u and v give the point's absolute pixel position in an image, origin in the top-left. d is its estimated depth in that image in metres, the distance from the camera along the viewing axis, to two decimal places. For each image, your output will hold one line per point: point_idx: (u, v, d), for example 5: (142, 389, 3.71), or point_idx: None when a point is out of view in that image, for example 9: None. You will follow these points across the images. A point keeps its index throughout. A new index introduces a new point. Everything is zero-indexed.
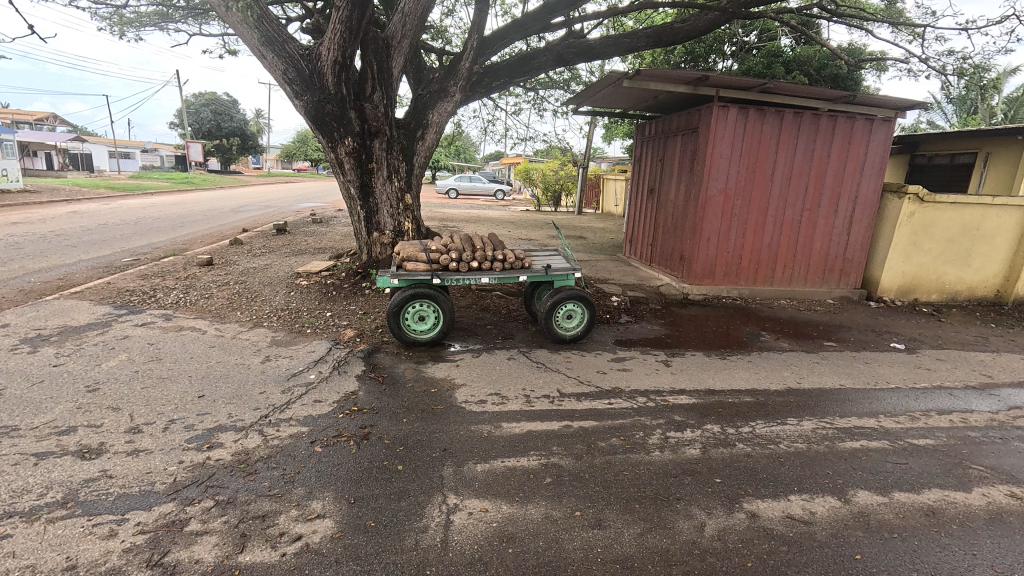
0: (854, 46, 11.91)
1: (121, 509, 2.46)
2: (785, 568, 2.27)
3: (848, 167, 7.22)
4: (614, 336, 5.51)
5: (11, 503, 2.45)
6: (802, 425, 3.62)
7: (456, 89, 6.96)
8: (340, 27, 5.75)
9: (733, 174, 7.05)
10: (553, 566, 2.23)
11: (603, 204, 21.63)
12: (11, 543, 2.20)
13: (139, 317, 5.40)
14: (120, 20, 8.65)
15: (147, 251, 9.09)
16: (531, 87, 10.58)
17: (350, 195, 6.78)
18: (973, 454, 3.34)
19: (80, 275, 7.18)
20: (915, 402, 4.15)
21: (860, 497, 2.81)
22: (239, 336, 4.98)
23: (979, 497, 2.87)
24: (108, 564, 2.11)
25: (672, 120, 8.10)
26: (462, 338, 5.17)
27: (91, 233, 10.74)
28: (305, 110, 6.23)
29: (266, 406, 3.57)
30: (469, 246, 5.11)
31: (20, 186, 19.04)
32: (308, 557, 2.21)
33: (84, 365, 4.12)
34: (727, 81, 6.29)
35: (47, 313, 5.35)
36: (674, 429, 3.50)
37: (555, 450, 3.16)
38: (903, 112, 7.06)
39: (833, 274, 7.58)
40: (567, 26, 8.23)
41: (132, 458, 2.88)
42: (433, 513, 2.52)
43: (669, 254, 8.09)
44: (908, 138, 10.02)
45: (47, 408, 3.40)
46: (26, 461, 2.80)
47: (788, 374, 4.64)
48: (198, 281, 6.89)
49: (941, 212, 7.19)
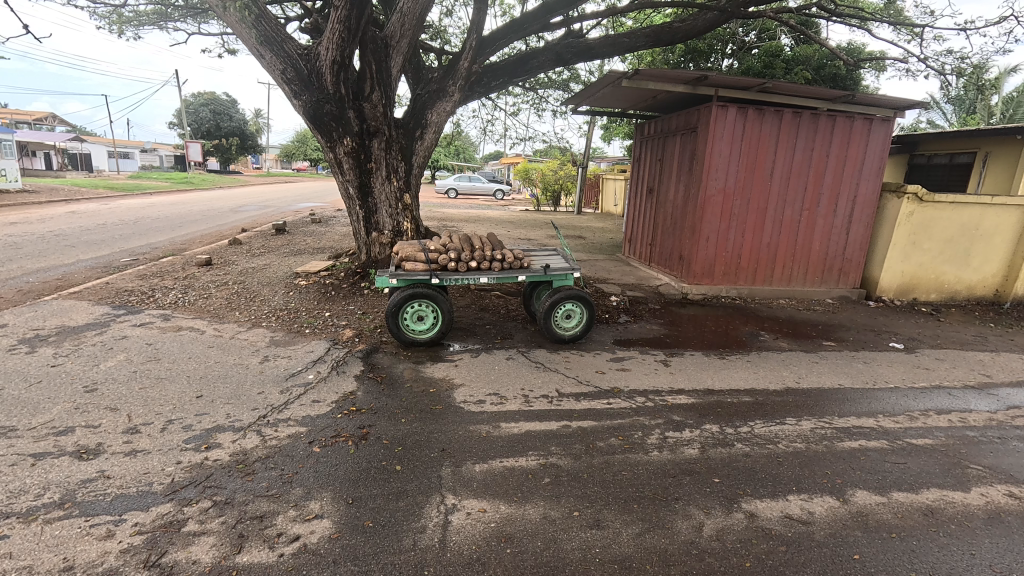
0: (853, 46, 11.91)
1: (119, 510, 2.45)
2: (784, 567, 2.27)
3: (847, 167, 7.22)
4: (613, 336, 5.51)
5: (8, 504, 2.45)
6: (801, 425, 3.62)
7: (455, 88, 6.95)
8: (338, 26, 5.74)
9: (733, 173, 7.05)
10: (552, 567, 2.23)
11: (603, 203, 21.64)
12: (9, 544, 2.20)
13: (139, 317, 5.40)
14: (119, 20, 8.64)
15: (146, 251, 9.09)
16: (530, 87, 10.59)
17: (349, 195, 6.77)
18: (972, 454, 3.34)
19: (79, 275, 7.18)
20: (914, 402, 4.14)
21: (859, 497, 2.81)
22: (238, 336, 4.98)
23: (978, 497, 2.87)
24: (105, 565, 2.11)
25: (671, 120, 8.09)
26: (462, 338, 5.17)
27: (90, 233, 10.75)
28: (304, 110, 6.21)
29: (264, 406, 3.57)
30: (468, 246, 5.11)
31: (19, 186, 19.02)
32: (306, 558, 2.21)
33: (83, 365, 4.12)
34: (726, 81, 6.29)
35: (46, 313, 5.34)
36: (672, 429, 3.50)
37: (554, 450, 3.16)
38: (902, 112, 7.06)
39: (832, 273, 7.58)
40: (566, 26, 8.23)
41: (130, 458, 2.88)
42: (433, 513, 2.52)
43: (669, 253, 8.08)
44: (908, 138, 10.01)
45: (45, 408, 3.39)
46: (24, 461, 2.79)
47: (787, 373, 4.64)
48: (197, 281, 6.89)
49: (940, 212, 7.19)
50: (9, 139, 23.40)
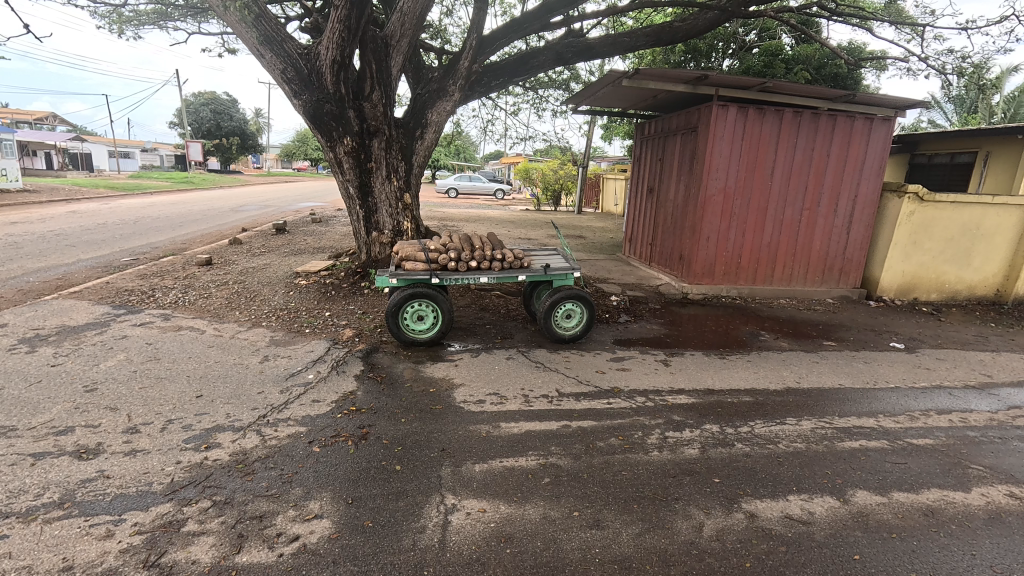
0: (854, 45, 11.90)
1: (118, 510, 2.45)
2: (784, 568, 2.27)
3: (848, 166, 7.21)
4: (613, 336, 5.50)
5: (8, 504, 2.44)
6: (801, 425, 3.61)
7: (455, 88, 6.95)
8: (338, 26, 5.74)
9: (733, 173, 7.04)
10: (551, 567, 2.22)
11: (603, 203, 21.63)
12: (8, 544, 2.19)
13: (139, 317, 5.40)
14: (119, 19, 8.64)
15: (146, 251, 9.10)
16: (531, 87, 10.58)
17: (349, 195, 6.77)
18: (973, 454, 3.33)
19: (79, 274, 7.18)
20: (915, 402, 4.14)
21: (859, 497, 2.81)
22: (238, 336, 4.97)
23: (979, 497, 2.86)
24: (105, 565, 2.11)
25: (671, 119, 8.08)
26: (462, 338, 5.17)
27: (90, 233, 10.76)
28: (304, 109, 6.20)
29: (263, 406, 3.57)
30: (469, 246, 5.10)
31: (20, 185, 19.03)
32: (306, 558, 2.20)
33: (83, 365, 4.12)
34: (726, 80, 6.28)
35: (45, 313, 5.34)
36: (672, 429, 3.49)
37: (554, 450, 3.16)
38: (903, 111, 7.05)
39: (833, 273, 7.57)
40: (566, 25, 8.22)
41: (130, 458, 2.88)
42: (432, 513, 2.52)
43: (669, 253, 8.08)
44: (908, 138, 10.01)
45: (45, 408, 3.39)
46: (24, 461, 2.79)
47: (788, 373, 4.63)
48: (198, 280, 6.89)
49: (941, 212, 7.19)
50: (9, 138, 23.35)
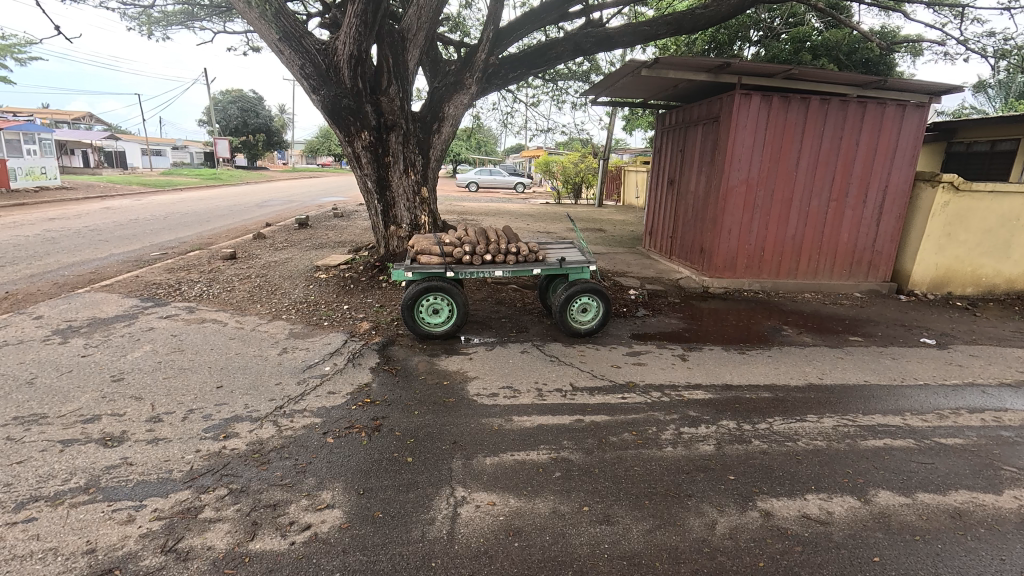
0: (886, 28, 11.48)
1: (140, 495, 2.53)
2: (799, 568, 2.21)
3: (878, 155, 6.94)
4: (629, 330, 5.43)
5: (37, 487, 2.55)
6: (822, 423, 3.50)
7: (472, 80, 6.92)
8: (355, 21, 5.75)
9: (755, 164, 6.85)
10: (558, 562, 2.21)
11: (625, 195, 21.32)
12: (36, 526, 2.29)
13: (165, 309, 5.56)
14: (147, 20, 8.87)
15: (175, 246, 9.37)
16: (549, 79, 10.45)
17: (367, 188, 6.83)
18: (1007, 455, 3.19)
19: (110, 267, 7.48)
20: (944, 400, 3.97)
21: (881, 497, 2.72)
22: (259, 328, 5.08)
23: (1010, 499, 2.74)
24: (124, 549, 2.18)
25: (692, 110, 7.93)
26: (476, 332, 5.17)
27: (124, 228, 11.14)
28: (322, 105, 6.21)
29: (280, 398, 3.63)
30: (483, 239, 5.10)
31: (58, 182, 19.96)
32: (316, 546, 2.24)
33: (111, 356, 4.26)
34: (749, 68, 6.08)
35: (78, 304, 5.57)
36: (688, 425, 3.43)
37: (565, 444, 3.14)
38: (938, 96, 6.76)
39: (861, 266, 7.31)
40: (585, 15, 8.06)
41: (151, 445, 2.97)
42: (442, 505, 2.54)
43: (689, 246, 7.93)
44: (942, 125, 9.65)
45: (72, 397, 3.51)
46: (53, 448, 2.91)
47: (810, 369, 4.50)
48: (221, 274, 7.07)
49: (978, 201, 6.89)
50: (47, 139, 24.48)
